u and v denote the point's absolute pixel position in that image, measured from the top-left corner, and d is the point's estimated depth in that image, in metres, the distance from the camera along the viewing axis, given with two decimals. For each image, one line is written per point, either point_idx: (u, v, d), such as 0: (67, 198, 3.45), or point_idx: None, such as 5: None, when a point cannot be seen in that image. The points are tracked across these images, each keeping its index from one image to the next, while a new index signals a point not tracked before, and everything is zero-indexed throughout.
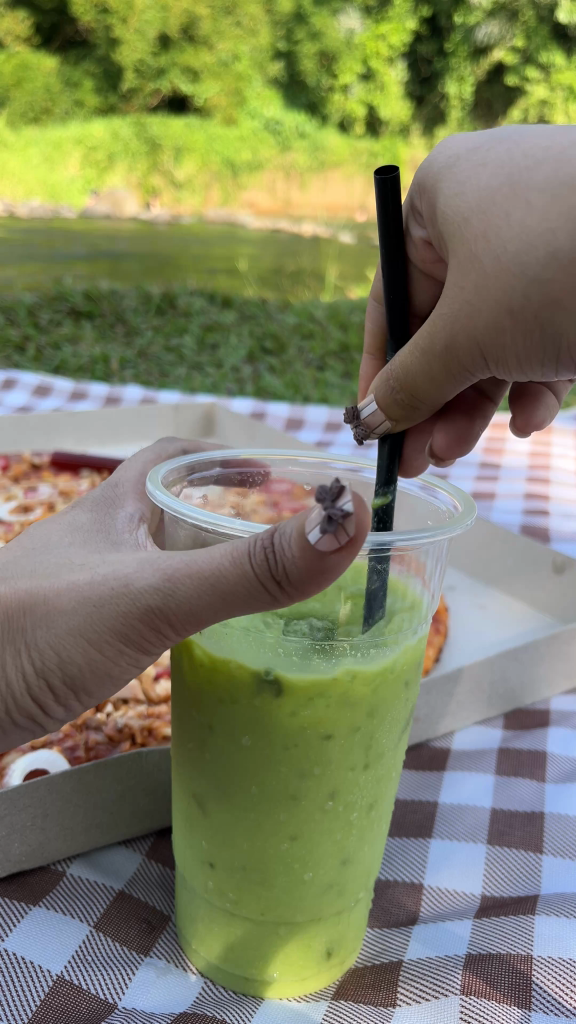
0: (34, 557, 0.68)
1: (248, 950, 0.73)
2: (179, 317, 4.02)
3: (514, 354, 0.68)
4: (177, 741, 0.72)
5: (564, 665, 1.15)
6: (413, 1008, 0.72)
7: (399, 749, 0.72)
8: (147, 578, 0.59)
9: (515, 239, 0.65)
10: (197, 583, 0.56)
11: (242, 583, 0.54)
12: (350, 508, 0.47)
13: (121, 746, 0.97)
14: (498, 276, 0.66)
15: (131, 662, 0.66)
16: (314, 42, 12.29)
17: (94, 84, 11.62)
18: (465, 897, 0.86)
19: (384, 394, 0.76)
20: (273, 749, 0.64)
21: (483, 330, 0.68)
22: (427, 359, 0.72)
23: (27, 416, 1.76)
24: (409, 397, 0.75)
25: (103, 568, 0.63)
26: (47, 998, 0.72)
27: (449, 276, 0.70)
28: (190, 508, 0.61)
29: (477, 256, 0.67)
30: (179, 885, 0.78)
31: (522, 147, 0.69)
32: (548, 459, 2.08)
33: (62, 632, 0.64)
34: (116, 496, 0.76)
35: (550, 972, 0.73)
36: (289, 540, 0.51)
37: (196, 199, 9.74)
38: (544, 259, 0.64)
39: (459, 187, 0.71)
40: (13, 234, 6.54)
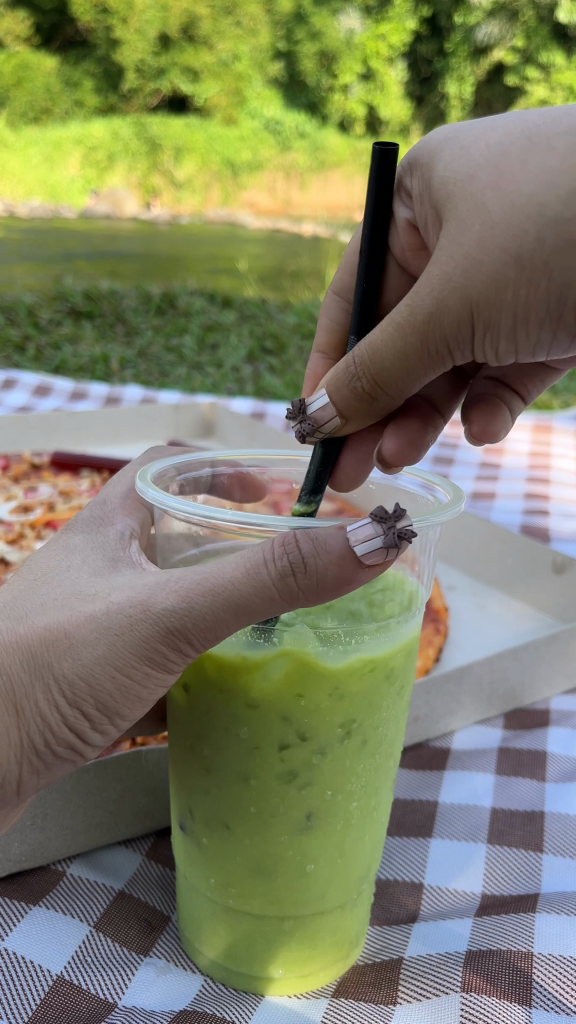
0: (44, 590, 0.67)
1: (250, 947, 0.73)
2: (178, 317, 4.02)
3: (510, 315, 0.63)
4: (174, 741, 0.72)
5: (564, 665, 1.15)
6: (413, 1006, 0.72)
7: (396, 740, 0.72)
8: (165, 601, 0.60)
9: (531, 184, 0.61)
10: (211, 600, 0.58)
11: (265, 593, 0.56)
12: (412, 533, 0.53)
13: (121, 746, 1.00)
14: (509, 224, 0.61)
15: (157, 687, 0.66)
16: (314, 42, 12.29)
17: (94, 84, 11.63)
18: (465, 894, 0.86)
19: (344, 380, 0.68)
20: (272, 741, 0.64)
21: (480, 290, 0.63)
22: (404, 332, 0.65)
23: (27, 416, 1.77)
24: (370, 383, 0.67)
25: (118, 595, 0.63)
26: (46, 998, 0.72)
27: (444, 237, 0.64)
28: (180, 499, 0.61)
29: (484, 205, 0.63)
30: (180, 884, 0.77)
31: (534, 117, 0.65)
32: (548, 459, 2.08)
33: (89, 661, 0.64)
34: (104, 514, 0.76)
35: (551, 972, 0.73)
36: (331, 552, 0.54)
37: (196, 199, 9.74)
38: (563, 198, 0.60)
39: (462, 150, 0.67)
40: (13, 234, 6.54)
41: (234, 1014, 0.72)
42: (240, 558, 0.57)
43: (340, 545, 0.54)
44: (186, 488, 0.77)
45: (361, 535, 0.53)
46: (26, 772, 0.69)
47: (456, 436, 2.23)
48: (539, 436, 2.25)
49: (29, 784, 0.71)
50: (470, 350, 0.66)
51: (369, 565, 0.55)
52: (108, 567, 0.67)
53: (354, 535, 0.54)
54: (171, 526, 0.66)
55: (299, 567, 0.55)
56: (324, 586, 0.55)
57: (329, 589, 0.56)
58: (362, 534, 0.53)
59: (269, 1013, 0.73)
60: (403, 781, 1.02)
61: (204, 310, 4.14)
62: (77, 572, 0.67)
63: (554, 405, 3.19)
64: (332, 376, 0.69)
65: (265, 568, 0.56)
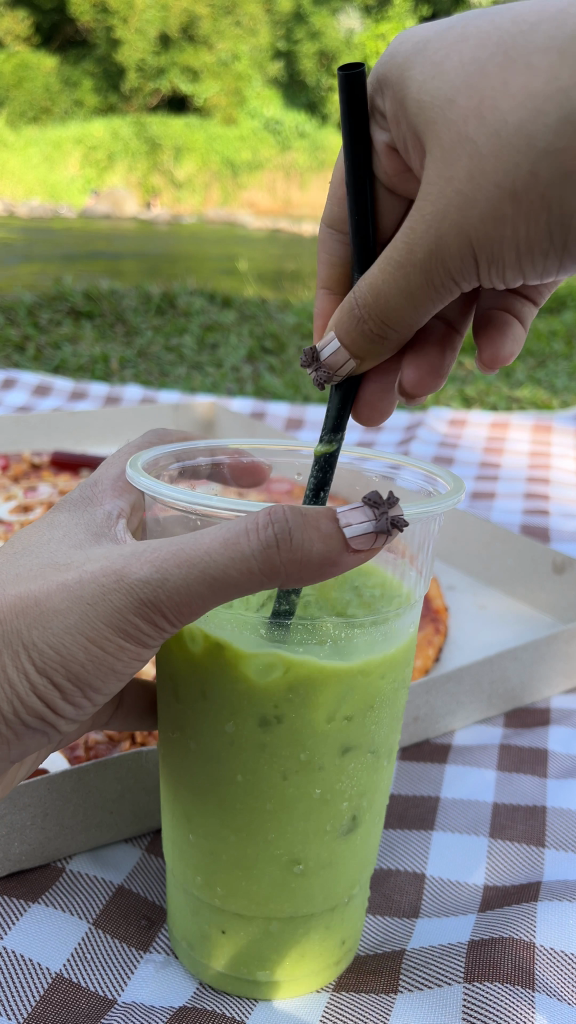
0: (19, 563, 0.67)
1: (240, 949, 0.72)
2: (178, 317, 4.02)
3: (514, 244, 0.63)
4: (163, 728, 0.72)
5: (565, 665, 1.15)
6: (415, 995, 0.73)
7: (390, 740, 0.71)
8: (137, 571, 0.59)
9: (516, 111, 0.59)
10: (186, 572, 0.57)
11: (244, 566, 0.55)
12: (403, 523, 0.56)
13: (121, 746, 1.02)
14: (499, 155, 0.59)
15: (132, 658, 0.65)
16: (314, 42, 12.27)
17: (93, 84, 11.61)
18: (467, 888, 0.86)
19: (349, 323, 0.68)
20: (258, 737, 0.64)
21: (479, 223, 0.62)
22: (405, 272, 0.65)
23: (27, 416, 1.76)
24: (379, 322, 0.68)
25: (90, 566, 0.62)
26: (44, 998, 0.71)
27: (431, 170, 0.63)
28: (166, 485, 0.61)
29: (469, 136, 0.61)
30: (169, 882, 0.77)
31: (506, 19, 0.63)
32: (548, 459, 2.08)
33: (60, 632, 0.63)
34: (93, 494, 0.77)
35: (552, 963, 0.72)
36: (321, 532, 0.55)
37: (196, 199, 9.73)
38: (555, 124, 0.58)
39: (436, 69, 0.65)
40: (12, 234, 6.52)
41: (233, 1010, 0.73)
42: (219, 531, 0.56)
43: (329, 526, 0.56)
44: (185, 475, 0.77)
45: (355, 520, 0.55)
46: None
47: (456, 436, 2.23)
48: (540, 436, 2.25)
49: (2, 754, 0.70)
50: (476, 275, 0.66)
51: (356, 551, 0.56)
52: (89, 539, 0.68)
53: (345, 519, 0.56)
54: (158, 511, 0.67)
55: (285, 539, 0.54)
56: (308, 570, 0.56)
57: (312, 572, 0.56)
58: (355, 517, 0.55)
59: (267, 1011, 0.73)
60: (403, 776, 1.02)
61: (204, 310, 4.14)
62: (57, 546, 0.68)
63: (554, 405, 3.19)
64: (341, 317, 0.69)
65: (245, 539, 0.55)
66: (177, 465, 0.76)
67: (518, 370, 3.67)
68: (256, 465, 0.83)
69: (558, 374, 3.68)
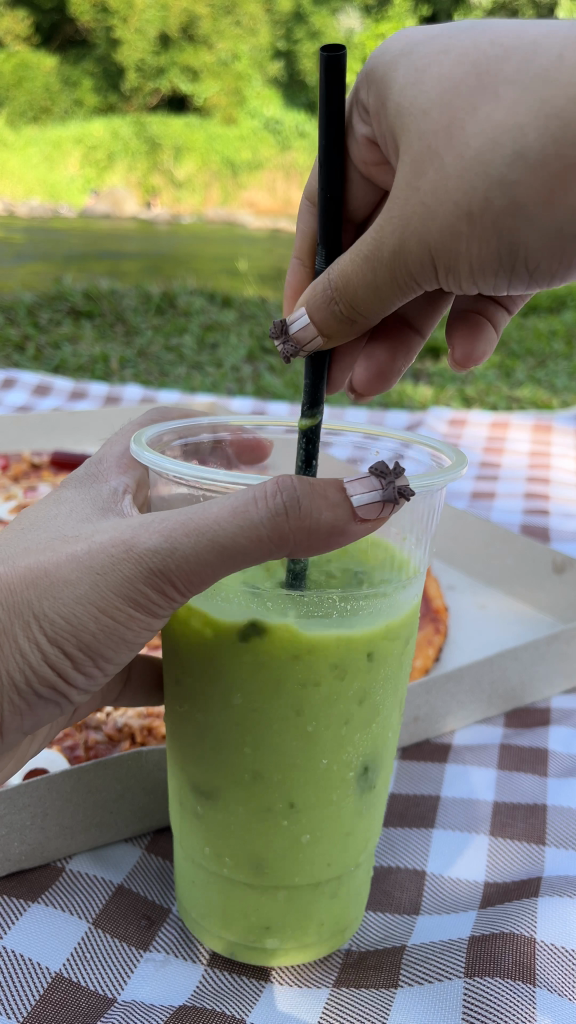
0: (28, 535, 0.67)
1: (246, 916, 0.74)
2: (178, 317, 4.01)
3: (469, 262, 0.63)
4: (169, 699, 0.72)
5: (565, 665, 1.14)
6: (415, 990, 0.72)
7: (396, 710, 0.72)
8: (147, 541, 0.59)
9: (479, 136, 0.60)
10: (195, 541, 0.57)
11: (253, 535, 0.55)
12: (410, 492, 0.56)
13: (121, 745, 1.02)
14: (459, 177, 0.60)
15: (142, 629, 0.65)
16: (314, 42, 12.27)
17: (94, 83, 11.59)
18: (468, 884, 0.86)
19: (321, 301, 0.70)
20: (263, 710, 0.64)
21: (437, 237, 0.63)
22: (371, 266, 0.66)
23: (27, 415, 1.76)
24: (348, 306, 0.69)
25: (100, 537, 0.62)
26: (43, 997, 0.71)
27: (401, 173, 0.64)
28: (173, 460, 0.61)
29: (436, 152, 0.62)
30: (177, 855, 0.78)
31: (487, 36, 0.63)
32: (548, 459, 2.08)
33: (70, 602, 0.63)
34: (98, 471, 0.78)
35: (552, 958, 0.71)
36: (329, 502, 0.55)
37: (196, 199, 9.74)
38: (509, 158, 0.58)
39: (418, 77, 0.65)
40: (11, 234, 6.51)
41: (233, 1010, 0.72)
42: (227, 501, 0.56)
43: (337, 495, 0.56)
44: (187, 451, 0.80)
45: (359, 489, 0.56)
46: (9, 712, 0.69)
47: (456, 436, 2.23)
48: (539, 436, 2.25)
49: (13, 724, 0.70)
50: (437, 282, 0.67)
51: (364, 521, 0.56)
52: (96, 512, 0.69)
53: (351, 488, 0.56)
54: (162, 488, 0.67)
55: (292, 507, 0.54)
56: (316, 538, 0.56)
57: (319, 542, 0.56)
58: (360, 486, 0.56)
59: (266, 1009, 0.72)
60: (403, 775, 1.02)
61: (204, 310, 4.13)
62: (64, 519, 0.68)
63: (554, 405, 3.18)
64: (311, 294, 0.70)
65: (253, 508, 0.55)
66: (178, 443, 0.78)
67: (518, 370, 3.67)
68: (258, 440, 0.83)
69: (558, 374, 3.68)
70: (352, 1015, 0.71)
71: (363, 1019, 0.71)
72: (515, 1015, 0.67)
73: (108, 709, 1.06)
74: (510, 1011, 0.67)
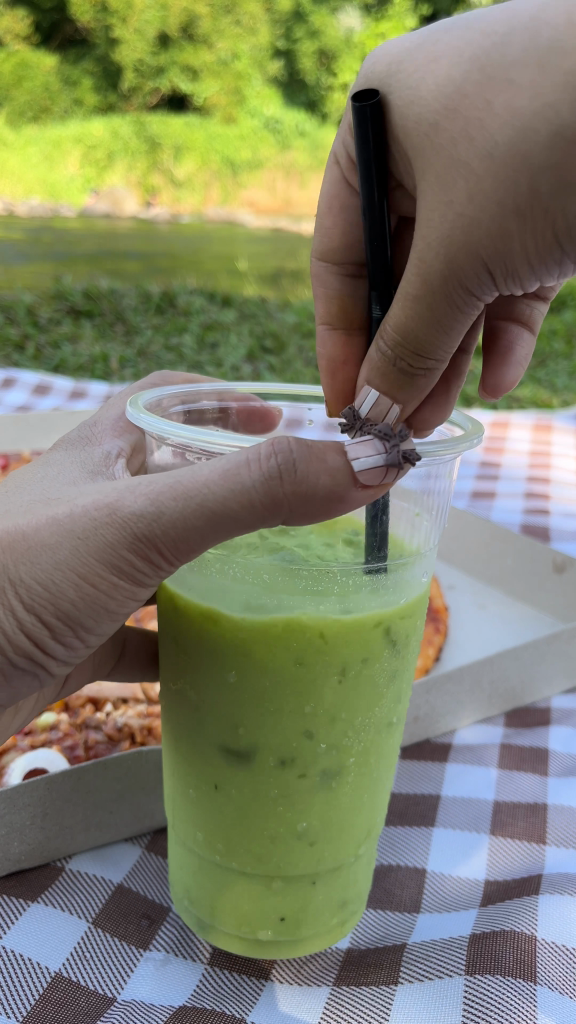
0: (10, 500, 0.67)
1: (237, 908, 0.73)
2: (178, 317, 4.01)
3: (526, 260, 0.61)
4: (165, 683, 0.72)
5: (565, 665, 1.14)
6: (416, 986, 0.73)
7: (400, 694, 0.71)
8: (132, 504, 0.58)
9: (504, 126, 0.58)
10: (183, 505, 0.55)
11: (244, 498, 0.54)
12: (416, 456, 0.55)
13: (121, 746, 1.02)
14: (495, 177, 0.58)
15: (126, 597, 0.64)
16: (313, 41, 12.26)
17: (93, 82, 11.54)
18: (468, 882, 0.86)
19: (383, 367, 0.68)
20: (259, 689, 0.64)
21: (485, 243, 0.60)
22: (427, 303, 0.64)
23: (27, 416, 1.75)
24: (412, 358, 0.67)
25: (82, 500, 0.61)
26: (42, 998, 0.71)
27: (430, 196, 0.63)
28: (166, 421, 0.60)
29: (462, 159, 0.60)
30: (172, 844, 0.78)
31: (480, 30, 0.62)
32: (549, 459, 2.08)
33: (48, 568, 0.61)
34: (92, 435, 0.82)
35: (555, 957, 0.71)
36: (328, 466, 0.54)
37: (196, 198, 9.73)
38: (547, 139, 0.56)
39: (412, 90, 0.64)
40: (11, 233, 6.49)
41: (235, 1009, 0.72)
42: (218, 462, 0.55)
43: (337, 460, 0.55)
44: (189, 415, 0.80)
45: (363, 454, 0.55)
46: None
47: None
48: (540, 436, 2.25)
49: None
50: (494, 290, 0.64)
51: (365, 487, 0.55)
52: (85, 474, 0.70)
53: (353, 452, 0.55)
54: (154, 448, 0.68)
55: (288, 470, 0.53)
56: (313, 504, 0.55)
57: (317, 508, 0.55)
58: (364, 451, 0.55)
59: (268, 1010, 0.72)
60: (403, 775, 1.02)
61: (204, 310, 4.13)
62: (52, 485, 0.68)
63: (554, 405, 3.18)
64: (369, 370, 0.69)
65: (246, 472, 0.53)
66: (181, 408, 0.78)
67: (518, 370, 3.66)
68: (267, 411, 0.87)
69: (558, 374, 3.67)
70: (351, 1014, 0.71)
71: (363, 1018, 0.71)
72: (514, 1014, 0.67)
73: (107, 708, 1.06)
74: (510, 1009, 0.67)
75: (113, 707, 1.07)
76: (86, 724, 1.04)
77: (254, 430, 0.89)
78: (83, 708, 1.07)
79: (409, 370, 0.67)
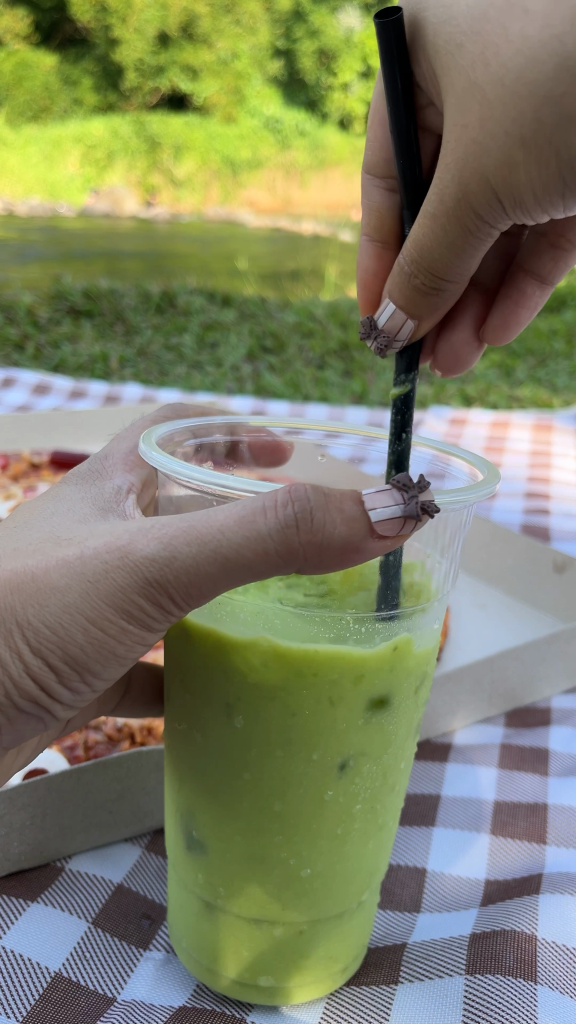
0: (18, 535, 0.66)
1: (236, 949, 0.71)
2: (177, 316, 4.00)
3: (530, 189, 0.67)
4: (170, 721, 0.71)
5: (565, 665, 1.14)
6: (416, 986, 0.72)
7: (408, 741, 0.70)
8: (144, 548, 0.57)
9: (515, 56, 0.63)
10: (197, 551, 0.55)
11: (259, 546, 0.53)
12: (434, 508, 0.54)
13: (121, 746, 1.02)
14: (506, 102, 0.63)
15: (136, 642, 0.64)
16: (313, 41, 12.23)
17: (93, 81, 11.52)
18: (469, 882, 0.86)
19: (401, 283, 0.75)
20: (265, 731, 0.63)
21: (495, 169, 0.66)
22: (440, 224, 0.70)
23: (27, 415, 1.75)
24: (429, 276, 0.74)
25: (94, 542, 0.61)
26: (42, 998, 0.71)
27: (450, 113, 0.68)
28: (182, 463, 0.60)
29: (478, 84, 0.65)
30: (171, 879, 0.76)
31: None
32: (549, 459, 2.08)
33: (57, 611, 0.61)
34: (103, 468, 0.80)
35: (556, 957, 0.71)
36: (344, 515, 0.53)
37: (196, 198, 9.71)
38: (554, 71, 0.61)
39: (445, 13, 0.69)
40: (11, 232, 6.47)
41: (233, 1010, 0.72)
42: (234, 508, 0.54)
43: (354, 509, 0.53)
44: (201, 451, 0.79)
45: (380, 503, 0.53)
46: None
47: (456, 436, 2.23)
48: (540, 436, 2.24)
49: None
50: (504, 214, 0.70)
51: (382, 538, 0.54)
52: (95, 513, 0.69)
53: (371, 502, 0.54)
54: (169, 490, 0.67)
55: (304, 519, 0.52)
56: (328, 554, 0.54)
57: (332, 558, 0.54)
58: (382, 502, 0.53)
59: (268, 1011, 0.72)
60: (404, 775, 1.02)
61: (204, 310, 4.13)
62: (60, 520, 0.68)
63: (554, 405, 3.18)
64: (391, 284, 0.77)
65: (262, 518, 0.52)
66: (193, 439, 0.77)
67: (518, 369, 3.66)
68: (275, 442, 0.86)
69: (558, 374, 3.66)
70: (351, 1014, 0.71)
71: (361, 1018, 0.71)
72: (515, 1013, 0.67)
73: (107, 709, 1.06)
74: (510, 1009, 0.67)
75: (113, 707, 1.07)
76: (86, 724, 1.04)
77: (265, 463, 0.88)
78: None
79: (424, 287, 0.75)
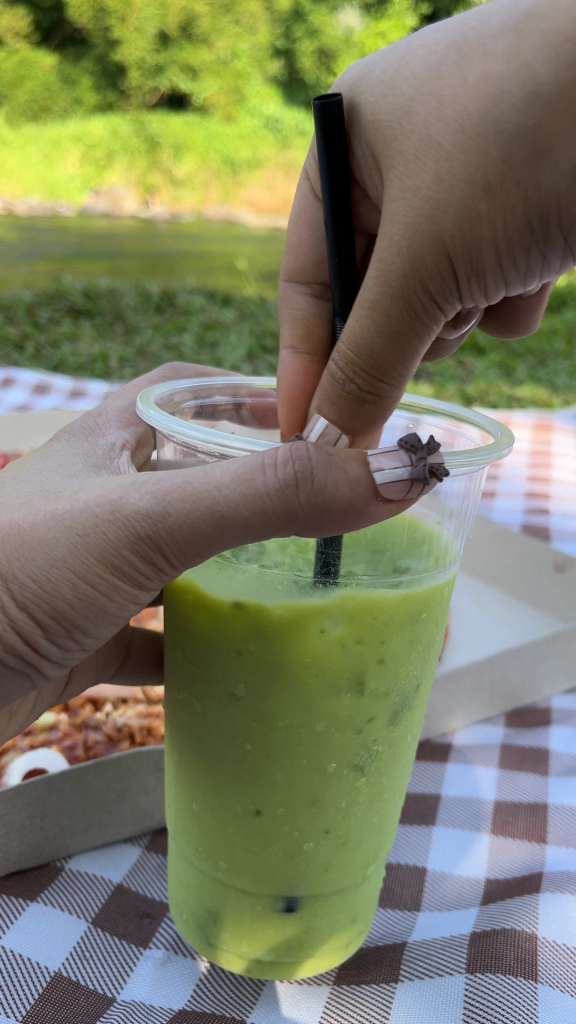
0: (7, 489, 0.66)
1: (220, 921, 0.72)
2: (176, 316, 3.99)
3: (493, 245, 0.60)
4: (169, 690, 0.71)
5: (566, 666, 1.14)
6: (416, 985, 0.72)
7: (415, 714, 0.70)
8: (136, 504, 0.57)
9: (477, 99, 0.58)
10: (191, 508, 0.54)
11: (256, 505, 0.52)
12: (443, 472, 0.52)
13: (120, 745, 1.02)
14: (465, 154, 0.58)
15: (126, 597, 0.64)
16: (313, 39, 12.14)
17: (93, 81, 11.47)
18: (469, 882, 0.85)
19: (334, 391, 0.66)
20: (265, 703, 0.62)
21: (453, 227, 0.59)
22: (383, 306, 0.63)
23: (26, 415, 1.73)
24: (367, 373, 0.65)
25: (84, 496, 0.61)
26: (40, 999, 0.70)
27: (395, 190, 0.62)
28: (179, 423, 0.59)
29: (430, 147, 0.60)
30: (171, 851, 0.77)
31: (454, 23, 0.63)
32: (549, 459, 2.08)
33: (43, 565, 0.61)
34: (96, 425, 0.80)
35: (557, 956, 0.71)
36: (348, 477, 0.52)
37: (197, 196, 9.64)
38: (522, 102, 0.56)
39: (386, 88, 0.65)
40: (10, 231, 6.44)
41: (232, 1011, 0.72)
42: (232, 465, 0.53)
43: (358, 470, 0.52)
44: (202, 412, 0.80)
45: (388, 466, 0.52)
46: None
47: None
48: (540, 436, 2.24)
49: None
50: (456, 290, 0.63)
51: (386, 502, 0.53)
52: (89, 468, 0.68)
53: (376, 463, 0.52)
54: (166, 448, 0.67)
55: (304, 478, 0.51)
56: (329, 517, 0.53)
57: (333, 521, 0.53)
58: (389, 463, 0.52)
59: (268, 1011, 0.72)
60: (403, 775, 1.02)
61: (204, 310, 4.12)
62: (52, 475, 0.67)
63: (555, 405, 3.17)
64: (322, 396, 0.68)
65: (261, 476, 0.52)
66: (192, 402, 0.78)
67: (518, 370, 3.65)
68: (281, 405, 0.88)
69: (559, 374, 3.65)
70: (352, 1014, 0.71)
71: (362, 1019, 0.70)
72: (516, 1014, 0.66)
73: (107, 708, 1.07)
74: (512, 1010, 0.67)
75: (113, 707, 1.08)
76: (86, 724, 1.04)
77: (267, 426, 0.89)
78: (82, 708, 1.07)
79: (362, 392, 0.65)
